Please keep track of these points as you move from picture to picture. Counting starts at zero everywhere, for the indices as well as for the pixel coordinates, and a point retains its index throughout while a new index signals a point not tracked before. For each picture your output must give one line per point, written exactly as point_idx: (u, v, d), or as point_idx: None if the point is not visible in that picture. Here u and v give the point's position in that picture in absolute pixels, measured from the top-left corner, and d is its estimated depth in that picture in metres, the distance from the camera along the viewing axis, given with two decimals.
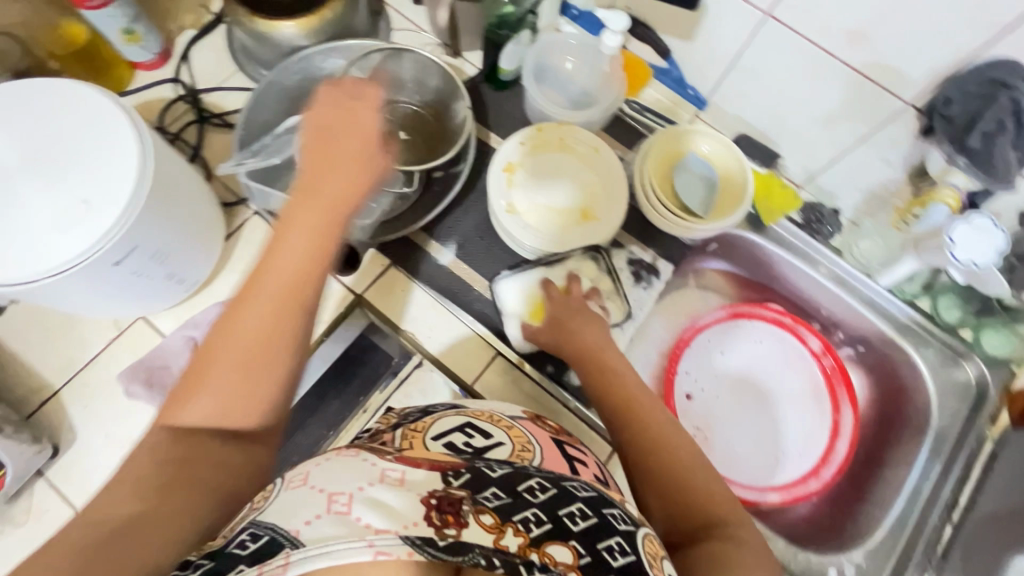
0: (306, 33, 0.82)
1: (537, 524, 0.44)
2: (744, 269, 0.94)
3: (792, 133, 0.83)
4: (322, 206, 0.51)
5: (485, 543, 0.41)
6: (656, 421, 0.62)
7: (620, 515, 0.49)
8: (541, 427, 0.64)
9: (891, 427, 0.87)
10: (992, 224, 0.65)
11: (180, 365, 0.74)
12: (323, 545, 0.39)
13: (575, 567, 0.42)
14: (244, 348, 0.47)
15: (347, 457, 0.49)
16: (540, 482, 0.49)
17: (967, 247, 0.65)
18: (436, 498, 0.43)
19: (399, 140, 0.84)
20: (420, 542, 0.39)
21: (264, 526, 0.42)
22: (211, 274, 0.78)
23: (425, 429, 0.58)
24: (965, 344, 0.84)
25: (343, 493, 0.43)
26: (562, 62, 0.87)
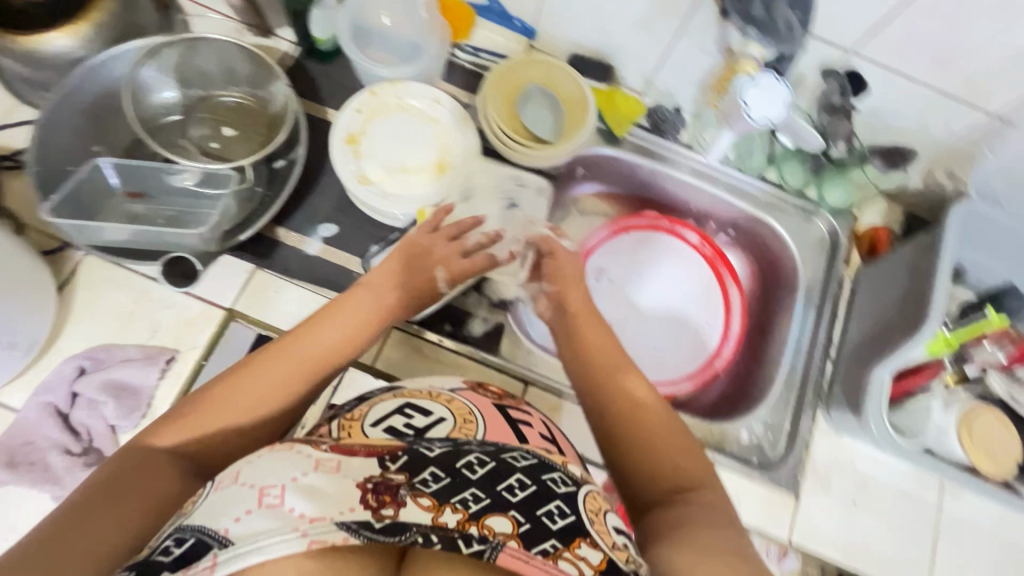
0: (83, 43, 0.72)
1: (477, 500, 0.44)
2: (611, 184, 0.96)
3: (621, 43, 0.85)
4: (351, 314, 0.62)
5: (422, 522, 0.42)
6: (640, 390, 0.60)
7: (562, 478, 0.49)
8: (482, 394, 0.63)
9: (772, 291, 0.95)
10: (777, 80, 0.70)
11: (45, 435, 0.67)
12: (255, 539, 0.39)
13: (515, 536, 0.42)
14: (250, 396, 0.53)
15: (281, 451, 0.47)
16: (479, 456, 0.48)
17: (760, 106, 0.71)
18: (373, 482, 0.43)
19: (226, 137, 0.78)
20: (355, 526, 0.41)
21: (190, 530, 0.41)
22: (53, 331, 0.70)
23: (363, 417, 0.57)
24: (813, 202, 0.92)
25: (274, 486, 0.43)
26: (378, 19, 0.83)
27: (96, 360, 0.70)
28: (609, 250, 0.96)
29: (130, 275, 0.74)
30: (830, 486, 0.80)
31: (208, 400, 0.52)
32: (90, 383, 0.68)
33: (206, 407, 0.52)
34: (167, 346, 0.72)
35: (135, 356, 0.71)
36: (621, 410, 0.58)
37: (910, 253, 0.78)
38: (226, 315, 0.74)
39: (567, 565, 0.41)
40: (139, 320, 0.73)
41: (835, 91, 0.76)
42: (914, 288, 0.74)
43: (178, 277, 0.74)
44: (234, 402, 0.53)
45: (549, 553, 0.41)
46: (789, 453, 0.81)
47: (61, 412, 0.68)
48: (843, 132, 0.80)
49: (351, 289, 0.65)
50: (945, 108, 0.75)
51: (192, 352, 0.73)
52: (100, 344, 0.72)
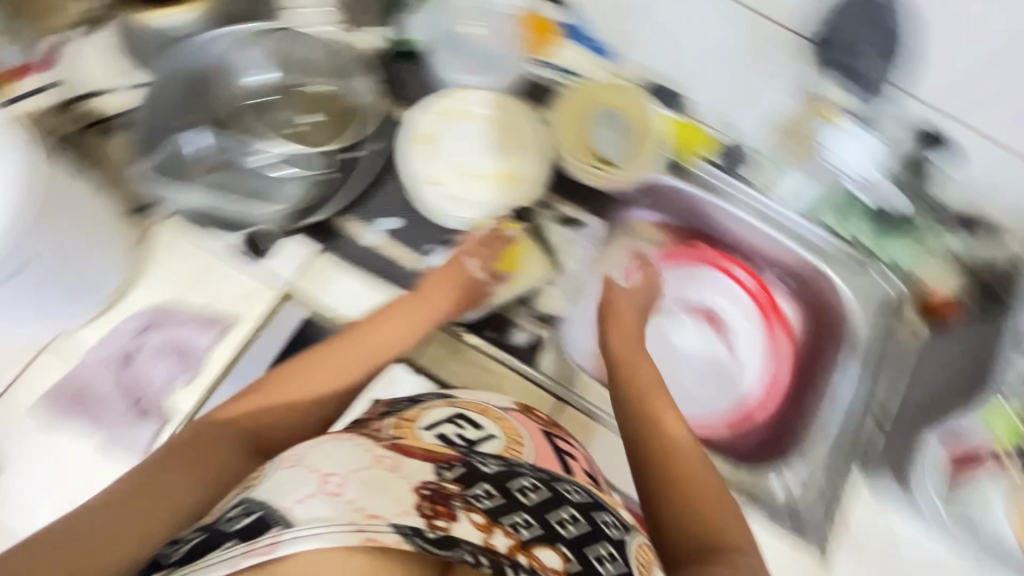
0: (200, 19, 0.78)
1: (527, 527, 0.44)
2: (671, 214, 0.90)
3: (706, 79, 0.82)
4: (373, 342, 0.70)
5: (473, 540, 0.42)
6: (683, 457, 0.67)
7: (612, 522, 0.49)
8: (532, 419, 0.62)
9: (825, 345, 0.88)
10: (860, 128, 0.78)
11: (109, 380, 0.71)
12: (313, 527, 0.39)
13: (564, 573, 0.42)
14: (304, 384, 0.65)
15: (342, 441, 0.49)
16: (532, 481, 0.49)
17: (847, 149, 0.76)
18: (429, 490, 0.44)
19: (309, 122, 0.81)
20: (410, 532, 0.41)
21: (257, 502, 0.42)
22: (127, 284, 0.75)
23: (417, 420, 0.57)
24: (885, 263, 0.87)
25: (335, 474, 0.44)
26: (470, 29, 0.85)
27: (162, 317, 0.74)
28: (654, 280, 0.92)
29: (201, 241, 0.78)
30: (866, 555, 0.79)
31: (273, 384, 0.65)
32: (157, 338, 0.74)
33: (266, 393, 0.64)
34: (228, 313, 0.76)
35: (198, 318, 0.75)
36: (665, 479, 0.65)
37: None
38: (283, 292, 0.77)
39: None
40: (205, 285, 0.77)
41: (921, 148, 0.76)
42: None
43: (256, 248, 0.78)
44: (293, 386, 0.65)
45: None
46: (820, 510, 0.81)
47: (125, 360, 0.73)
48: (943, 196, 0.80)
49: (371, 321, 0.72)
50: None
51: (249, 322, 0.76)
52: (167, 302, 0.75)
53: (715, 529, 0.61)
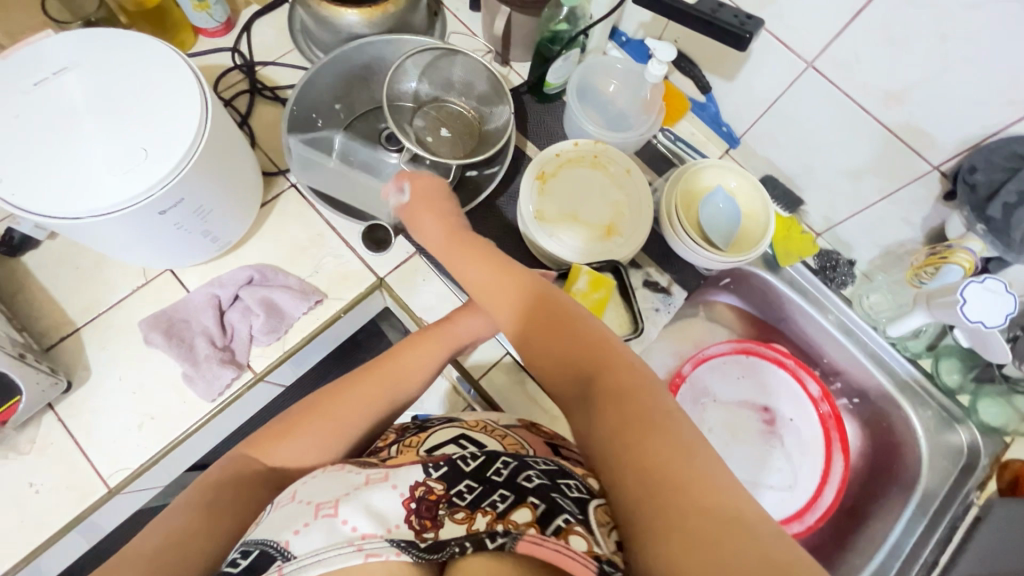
0: (368, 23, 0.83)
1: (503, 500, 0.45)
2: (754, 306, 0.98)
3: (819, 181, 0.85)
4: (411, 368, 0.61)
5: (458, 534, 0.43)
6: (628, 387, 0.50)
7: (576, 485, 0.49)
8: (535, 436, 0.63)
9: (878, 480, 0.90)
10: (1005, 290, 0.68)
11: (200, 321, 0.75)
12: (315, 555, 0.42)
13: (534, 522, 0.43)
14: (334, 424, 0.56)
15: (333, 472, 0.51)
16: (505, 460, 0.50)
17: (977, 307, 0.68)
18: (416, 501, 0.45)
19: (440, 136, 0.87)
20: (405, 543, 0.43)
21: (253, 543, 0.44)
22: (241, 238, 0.80)
23: (421, 443, 0.57)
24: (961, 408, 0.85)
25: (328, 500, 0.46)
26: (605, 85, 0.91)
27: (262, 276, 0.78)
28: (726, 366, 0.96)
29: (315, 217, 0.83)
30: None
31: (297, 424, 0.55)
32: (252, 294, 0.76)
33: (294, 429, 0.55)
34: (320, 288, 0.80)
35: (293, 286, 0.79)
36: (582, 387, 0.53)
37: None
38: (376, 282, 0.81)
39: (577, 543, 0.41)
40: (308, 257, 0.81)
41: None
42: None
43: (372, 243, 0.82)
44: (333, 414, 0.56)
45: (561, 531, 0.42)
46: None
47: (219, 307, 0.76)
48: None
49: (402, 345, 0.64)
50: None
51: (336, 303, 0.80)
52: (271, 264, 0.80)
53: (624, 397, 0.49)
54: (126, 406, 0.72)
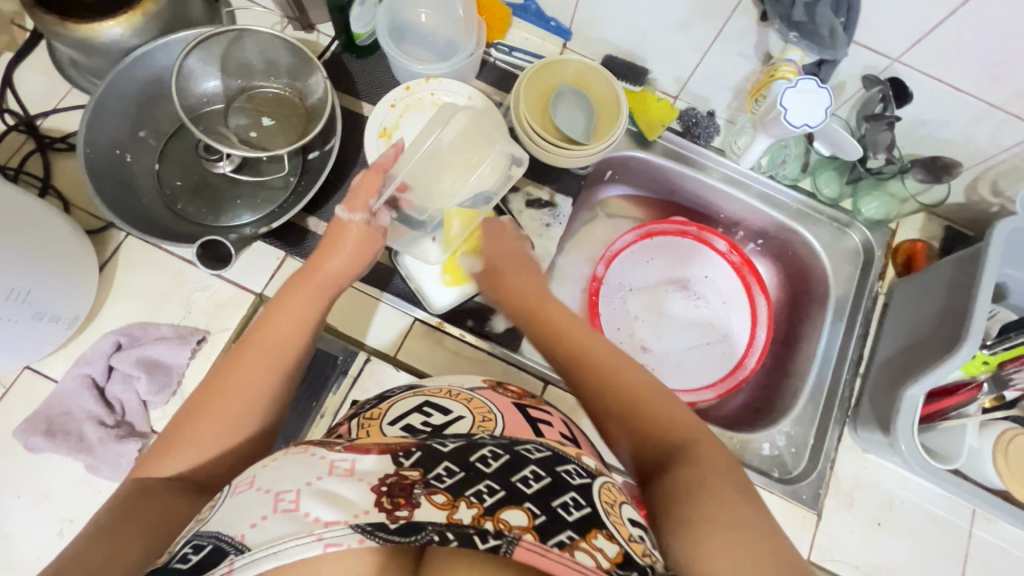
0: (134, 32, 0.75)
1: (491, 493, 0.43)
2: (645, 189, 0.98)
3: (655, 45, 0.84)
4: (295, 325, 0.59)
5: (437, 520, 0.40)
6: (596, 349, 0.59)
7: (576, 471, 0.48)
8: (503, 394, 0.63)
9: (801, 304, 0.94)
10: (818, 85, 0.69)
11: (82, 406, 0.69)
12: (270, 546, 0.39)
13: (531, 528, 0.40)
14: (225, 416, 0.53)
15: (295, 453, 0.47)
16: (493, 449, 0.47)
17: (798, 111, 0.69)
18: (388, 485, 0.42)
19: (265, 127, 0.81)
20: (370, 528, 0.39)
21: (208, 536, 0.41)
22: (93, 307, 0.73)
23: (382, 416, 0.57)
24: (847, 213, 0.89)
25: (289, 490, 0.42)
26: (418, 16, 0.86)
27: (132, 337, 0.73)
28: (636, 254, 0.97)
29: (165, 256, 0.77)
30: (856, 504, 0.78)
31: (193, 420, 0.52)
32: (125, 359, 0.71)
33: (185, 436, 0.52)
34: (199, 327, 0.75)
35: (168, 335, 0.73)
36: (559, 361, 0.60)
37: (950, 268, 0.75)
38: (256, 299, 0.76)
39: (584, 557, 0.39)
40: (174, 300, 0.75)
41: (877, 100, 0.74)
42: (951, 304, 0.72)
43: (214, 261, 0.73)
44: (227, 399, 0.53)
45: (565, 545, 0.39)
46: (813, 468, 0.79)
47: (97, 385, 0.71)
48: (885, 142, 0.76)
49: (273, 303, 0.61)
50: (995, 120, 0.72)
51: (222, 335, 0.75)
52: (137, 321, 0.74)
53: (579, 357, 0.59)
54: (36, 519, 0.67)
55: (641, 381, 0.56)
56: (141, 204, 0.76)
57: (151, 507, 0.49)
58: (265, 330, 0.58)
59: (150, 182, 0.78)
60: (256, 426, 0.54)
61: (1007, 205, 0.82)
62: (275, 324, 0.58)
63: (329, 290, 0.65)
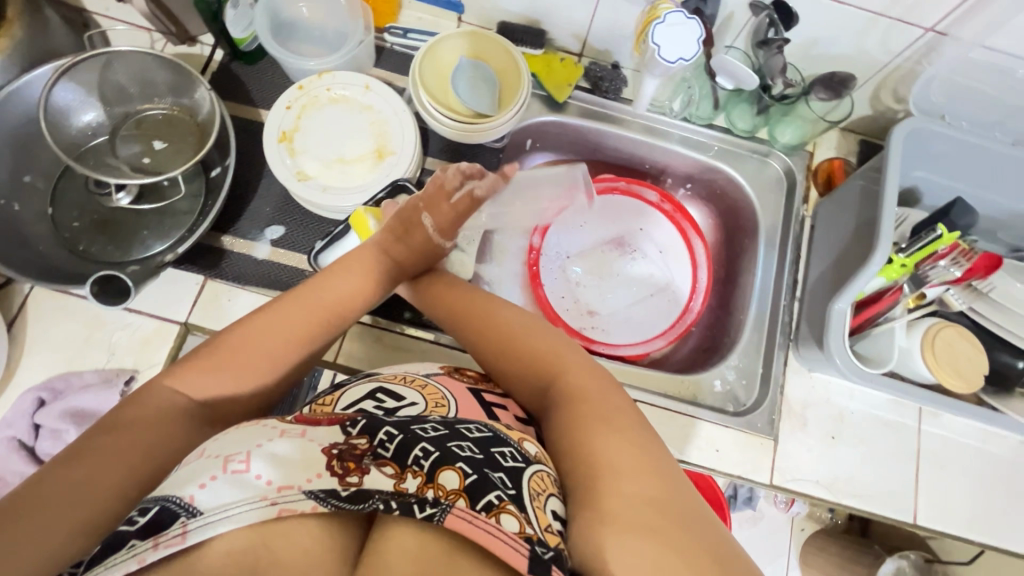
0: None
1: (427, 457, 0.44)
2: (567, 151, 0.97)
3: (547, 4, 0.83)
4: (342, 294, 0.63)
5: (384, 488, 0.42)
6: (527, 339, 0.64)
7: (511, 452, 0.49)
8: (458, 380, 0.62)
9: (736, 240, 0.95)
10: (686, 17, 0.68)
11: (12, 470, 0.66)
12: (224, 509, 0.39)
13: (463, 493, 0.43)
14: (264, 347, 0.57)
15: (247, 426, 0.47)
16: (434, 424, 0.49)
17: (672, 46, 0.69)
18: (338, 448, 0.44)
19: (158, 151, 0.77)
20: (323, 494, 0.41)
21: (151, 501, 0.41)
22: (7, 367, 0.70)
23: (333, 402, 0.57)
24: (764, 143, 0.90)
25: (239, 453, 0.43)
26: (299, 11, 0.82)
27: (55, 391, 0.70)
28: (570, 219, 0.97)
29: (77, 301, 0.74)
30: (809, 423, 0.80)
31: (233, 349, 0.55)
32: (50, 413, 0.68)
33: (224, 359, 0.54)
34: (126, 367, 0.72)
35: (93, 381, 0.70)
36: (490, 350, 0.65)
37: (861, 179, 0.77)
38: (182, 329, 0.74)
39: (509, 522, 0.41)
40: (94, 345, 0.72)
41: (766, 26, 0.74)
42: (865, 216, 0.73)
43: (110, 296, 0.69)
44: (267, 343, 0.57)
45: (492, 508, 0.42)
46: (764, 396, 0.81)
47: (25, 445, 0.68)
48: (779, 67, 0.77)
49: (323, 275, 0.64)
50: (880, 27, 0.73)
51: (151, 371, 0.72)
52: (59, 373, 0.71)
53: (510, 344, 0.64)
54: None
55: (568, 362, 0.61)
56: (37, 253, 0.72)
57: (163, 423, 0.48)
58: (323, 290, 0.62)
59: (45, 229, 0.74)
60: (275, 376, 0.57)
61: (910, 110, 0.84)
62: (330, 287, 0.63)
63: (389, 262, 0.68)
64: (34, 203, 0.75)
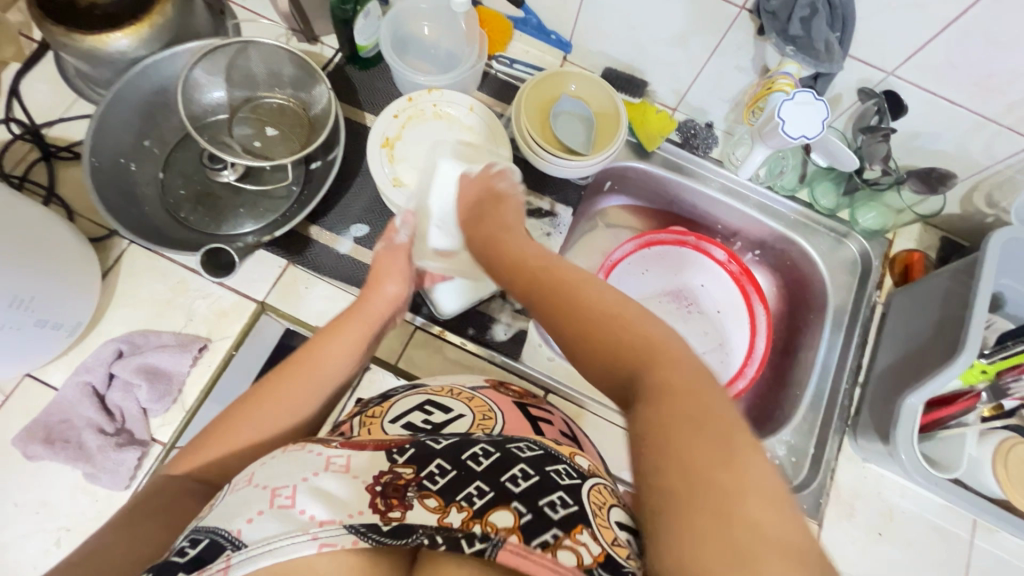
0: (140, 43, 0.76)
1: (480, 496, 0.43)
2: (642, 199, 0.99)
3: (654, 59, 0.86)
4: (316, 364, 0.58)
5: (428, 523, 0.41)
6: (566, 278, 0.55)
7: (566, 470, 0.48)
8: (503, 393, 0.63)
9: (798, 312, 0.95)
10: (815, 98, 0.70)
11: (81, 414, 0.69)
12: (266, 543, 0.40)
13: (516, 530, 0.41)
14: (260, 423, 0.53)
15: (293, 451, 0.47)
16: (484, 447, 0.48)
17: (797, 123, 0.71)
18: (382, 484, 0.43)
19: (268, 137, 0.83)
20: (364, 529, 0.41)
21: (204, 530, 0.41)
22: (94, 314, 0.73)
23: (383, 413, 0.57)
24: (844, 223, 0.90)
25: (285, 485, 0.43)
26: (419, 30, 0.87)
27: (133, 345, 0.73)
28: (633, 264, 0.97)
29: (167, 264, 0.77)
30: (856, 514, 0.77)
31: (223, 429, 0.53)
32: (126, 366, 0.71)
33: (224, 434, 0.52)
34: (200, 335, 0.75)
35: (169, 343, 0.73)
36: (528, 292, 0.56)
37: (946, 278, 0.76)
38: (257, 308, 0.76)
39: (567, 557, 0.39)
40: (175, 308, 0.75)
41: (872, 113, 0.75)
42: (949, 315, 0.72)
43: (218, 267, 0.75)
44: (258, 413, 0.54)
45: (549, 545, 0.40)
46: (813, 478, 0.79)
47: (97, 392, 0.71)
48: (881, 155, 0.76)
49: (318, 337, 0.61)
50: (988, 133, 0.73)
51: (223, 342, 0.75)
52: (138, 329, 0.74)
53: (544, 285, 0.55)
54: (34, 528, 0.66)
55: (601, 298, 0.51)
56: (143, 212, 0.77)
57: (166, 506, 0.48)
58: (317, 356, 0.59)
59: (154, 191, 0.79)
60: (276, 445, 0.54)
61: (1002, 216, 0.83)
62: (322, 353, 0.59)
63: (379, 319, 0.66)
64: (149, 166, 0.80)
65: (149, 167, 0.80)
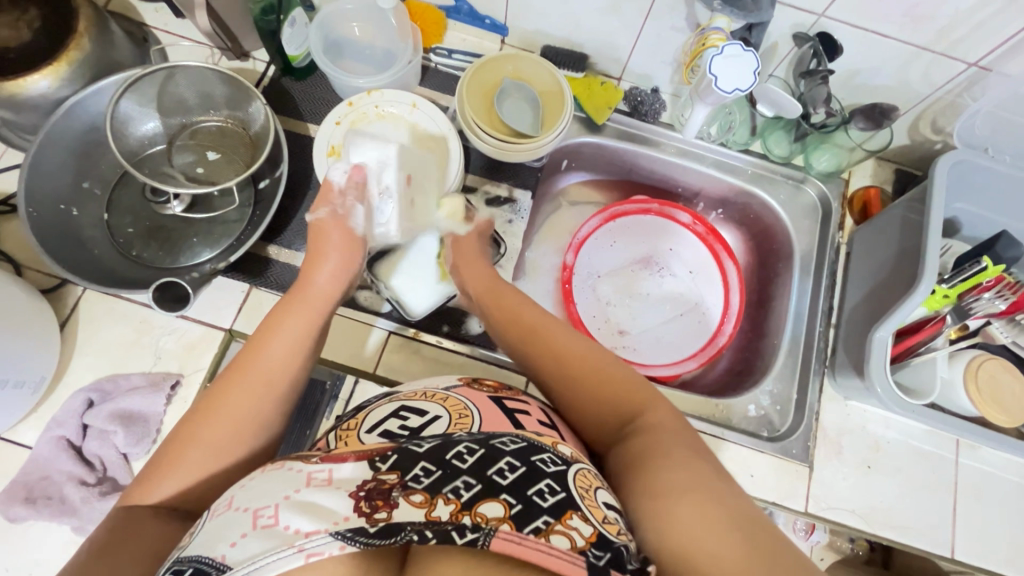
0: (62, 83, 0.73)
1: (468, 488, 0.43)
2: (600, 174, 0.99)
3: (590, 30, 0.85)
4: (259, 370, 0.55)
5: (415, 518, 0.40)
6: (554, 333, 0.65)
7: (551, 458, 0.48)
8: (478, 390, 0.62)
9: (766, 265, 0.96)
10: (743, 49, 0.70)
11: (60, 468, 0.68)
12: (252, 561, 0.38)
13: (507, 518, 0.41)
14: (217, 439, 0.51)
15: (273, 471, 0.46)
16: (468, 445, 0.47)
17: (728, 77, 0.71)
18: (365, 489, 0.42)
19: (212, 161, 0.81)
20: (350, 533, 0.39)
21: (188, 560, 0.40)
22: (58, 367, 0.72)
23: (359, 425, 0.57)
24: (800, 169, 0.91)
25: (267, 506, 0.42)
26: (350, 32, 0.86)
27: (103, 392, 0.71)
28: (601, 238, 0.98)
29: (126, 305, 0.75)
30: (844, 451, 0.79)
31: (176, 450, 0.51)
32: (98, 415, 0.69)
33: (178, 455, 0.50)
34: (171, 371, 0.73)
35: (141, 384, 0.72)
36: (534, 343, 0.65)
37: (901, 209, 0.77)
38: (226, 335, 0.75)
39: (560, 540, 0.39)
40: (142, 348, 0.74)
41: (811, 56, 0.77)
42: (908, 245, 0.74)
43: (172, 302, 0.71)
44: (209, 428, 0.51)
45: (541, 531, 0.40)
46: (799, 422, 0.81)
47: (74, 445, 0.69)
48: (822, 96, 0.79)
49: (260, 335, 0.59)
50: (925, 61, 0.74)
51: (197, 375, 0.74)
52: (106, 375, 0.73)
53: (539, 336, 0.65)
54: None
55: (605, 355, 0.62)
56: (93, 255, 0.75)
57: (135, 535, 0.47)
58: (259, 360, 0.56)
59: (101, 233, 0.77)
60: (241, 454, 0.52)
61: (949, 141, 0.84)
62: (264, 355, 0.56)
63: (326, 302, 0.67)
64: (92, 208, 0.78)
65: (93, 207, 0.78)
